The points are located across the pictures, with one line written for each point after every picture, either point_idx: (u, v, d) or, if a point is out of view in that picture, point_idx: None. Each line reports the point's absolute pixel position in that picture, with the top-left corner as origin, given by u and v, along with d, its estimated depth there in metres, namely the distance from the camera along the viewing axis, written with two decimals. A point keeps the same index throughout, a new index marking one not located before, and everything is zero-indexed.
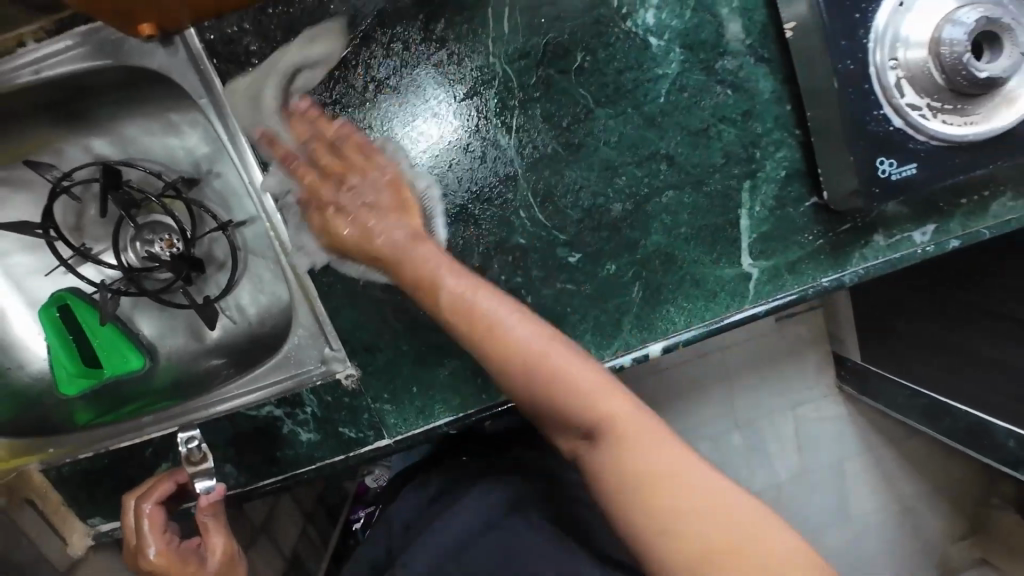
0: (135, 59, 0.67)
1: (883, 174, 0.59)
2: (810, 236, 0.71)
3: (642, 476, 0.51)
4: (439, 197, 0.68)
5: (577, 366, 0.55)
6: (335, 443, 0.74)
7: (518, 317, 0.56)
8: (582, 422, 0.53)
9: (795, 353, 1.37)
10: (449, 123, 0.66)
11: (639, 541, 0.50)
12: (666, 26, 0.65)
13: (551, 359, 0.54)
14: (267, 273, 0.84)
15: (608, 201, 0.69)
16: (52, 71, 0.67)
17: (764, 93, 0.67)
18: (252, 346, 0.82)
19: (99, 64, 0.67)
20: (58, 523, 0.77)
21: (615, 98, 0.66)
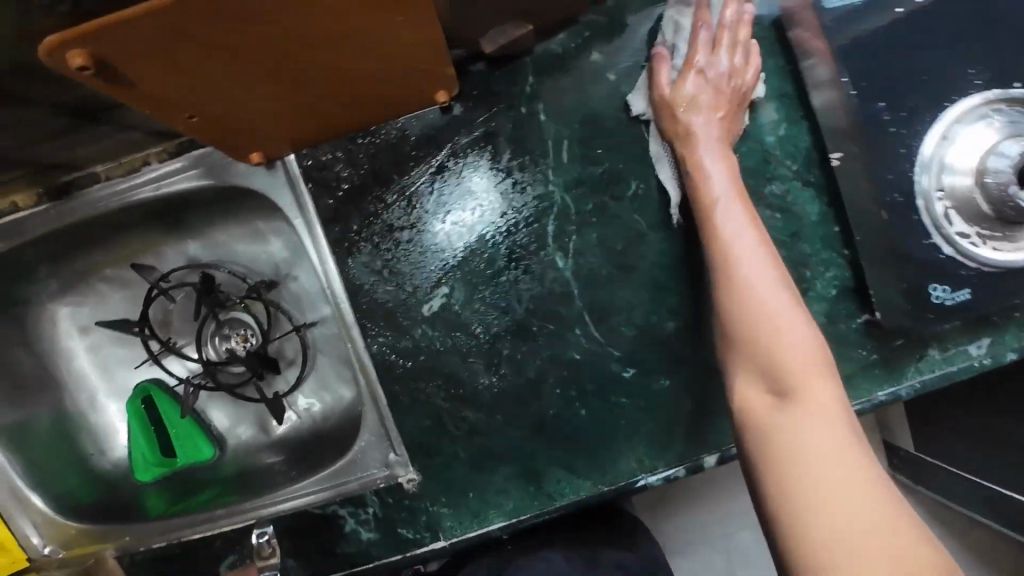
0: (238, 179, 0.75)
1: (937, 299, 0.62)
2: (864, 350, 0.72)
3: (810, 475, 0.44)
4: (499, 314, 0.72)
5: (798, 334, 0.51)
6: (392, 543, 0.76)
7: (779, 284, 0.53)
8: (771, 375, 0.50)
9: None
10: (512, 246, 0.71)
11: (783, 520, 0.45)
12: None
13: (790, 320, 0.51)
14: (332, 371, 0.88)
15: (661, 318, 0.71)
16: (169, 187, 0.76)
17: (812, 216, 0.69)
18: (316, 444, 0.87)
19: (207, 182, 0.75)
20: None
21: (667, 222, 0.70)
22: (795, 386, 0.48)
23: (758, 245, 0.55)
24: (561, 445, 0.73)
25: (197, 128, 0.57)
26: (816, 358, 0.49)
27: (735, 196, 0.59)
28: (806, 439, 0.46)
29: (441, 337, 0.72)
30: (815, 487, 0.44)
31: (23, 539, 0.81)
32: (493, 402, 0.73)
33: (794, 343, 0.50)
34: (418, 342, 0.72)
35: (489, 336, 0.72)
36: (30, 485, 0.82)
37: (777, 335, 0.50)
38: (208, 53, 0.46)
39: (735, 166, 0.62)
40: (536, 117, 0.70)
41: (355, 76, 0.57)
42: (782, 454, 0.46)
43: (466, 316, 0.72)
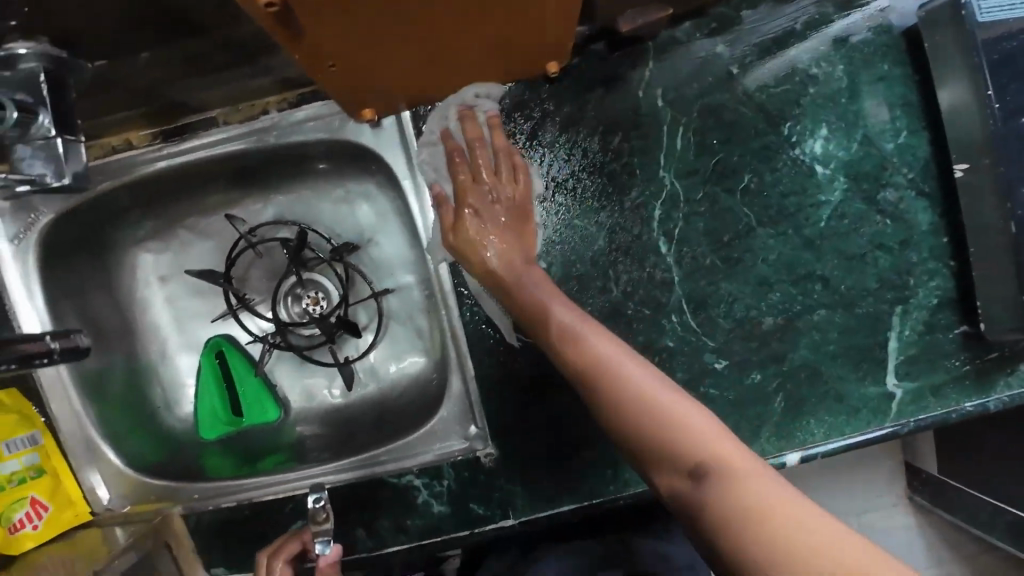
0: (350, 135, 0.74)
1: None
2: (956, 361, 0.73)
3: (740, 509, 0.46)
4: (595, 296, 0.71)
5: (694, 412, 0.53)
6: (463, 519, 0.75)
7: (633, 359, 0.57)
8: (678, 461, 0.51)
9: (873, 459, 1.31)
10: (616, 226, 0.70)
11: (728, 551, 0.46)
12: (834, 155, 0.68)
13: (681, 408, 0.53)
14: (406, 342, 0.88)
15: (760, 313, 0.71)
16: (278, 138, 0.75)
17: (922, 226, 0.69)
18: (378, 419, 0.86)
19: (319, 136, 0.74)
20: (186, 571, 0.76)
21: (778, 220, 0.69)
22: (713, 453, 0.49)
23: (582, 324, 0.61)
24: None
25: (331, 80, 0.54)
26: (714, 428, 0.51)
27: (572, 317, 0.62)
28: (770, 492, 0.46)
29: None
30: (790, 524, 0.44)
31: (89, 491, 0.79)
32: None
33: (697, 423, 0.52)
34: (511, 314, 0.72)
35: None
36: (101, 434, 0.80)
37: (672, 412, 0.53)
38: (384, 7, 0.43)
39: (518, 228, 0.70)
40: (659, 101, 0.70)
41: (495, 42, 0.55)
42: (761, 513, 0.45)
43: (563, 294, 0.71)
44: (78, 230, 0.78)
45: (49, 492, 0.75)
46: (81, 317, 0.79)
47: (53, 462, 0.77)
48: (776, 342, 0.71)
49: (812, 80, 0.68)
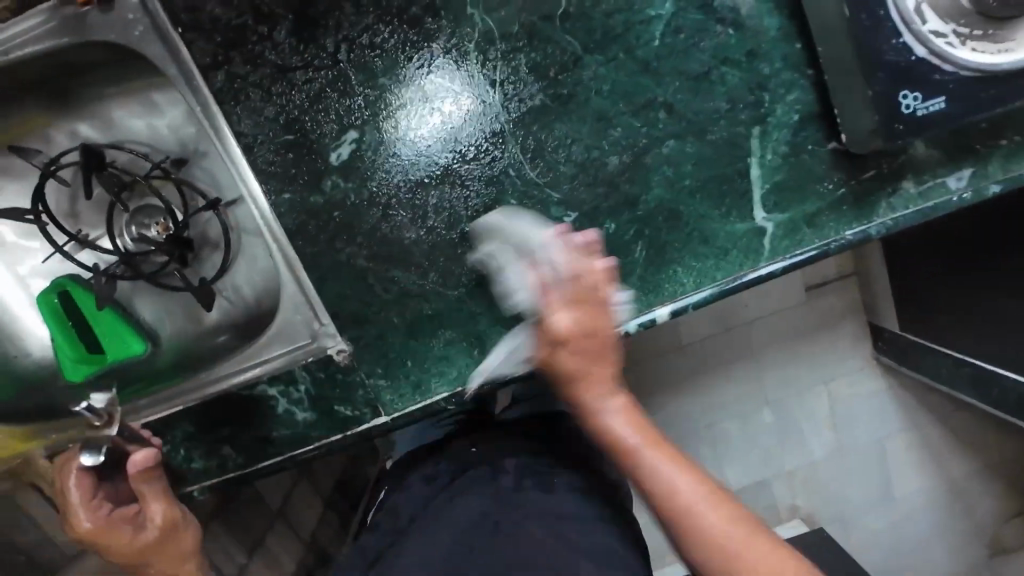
0: (99, 32, 0.65)
1: (907, 109, 0.55)
2: (830, 184, 0.65)
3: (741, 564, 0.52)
4: (414, 159, 0.64)
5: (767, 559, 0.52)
6: (331, 423, 0.71)
7: (726, 509, 0.54)
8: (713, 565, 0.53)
9: (825, 326, 1.25)
10: (424, 80, 0.63)
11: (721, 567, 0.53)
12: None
13: (711, 517, 0.54)
14: (262, 254, 0.82)
15: (603, 153, 0.64)
16: (20, 50, 0.65)
17: (771, 30, 0.62)
18: (245, 338, 0.81)
19: (64, 41, 0.65)
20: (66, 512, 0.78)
21: (605, 44, 0.62)
22: (643, 478, 0.57)
23: (631, 417, 0.61)
24: (501, 303, 0.67)
25: None
26: (702, 491, 0.55)
27: (636, 434, 0.59)
28: (671, 476, 0.56)
29: (356, 190, 0.65)
30: (739, 547, 0.53)
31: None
32: (425, 260, 0.67)
33: (712, 523, 0.53)
34: (331, 196, 0.65)
35: (410, 186, 0.65)
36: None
37: (679, 504, 0.54)
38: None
39: (600, 360, 0.62)
40: None
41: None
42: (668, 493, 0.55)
43: (380, 164, 0.64)
44: None
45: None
46: None
47: None
48: (626, 185, 0.65)
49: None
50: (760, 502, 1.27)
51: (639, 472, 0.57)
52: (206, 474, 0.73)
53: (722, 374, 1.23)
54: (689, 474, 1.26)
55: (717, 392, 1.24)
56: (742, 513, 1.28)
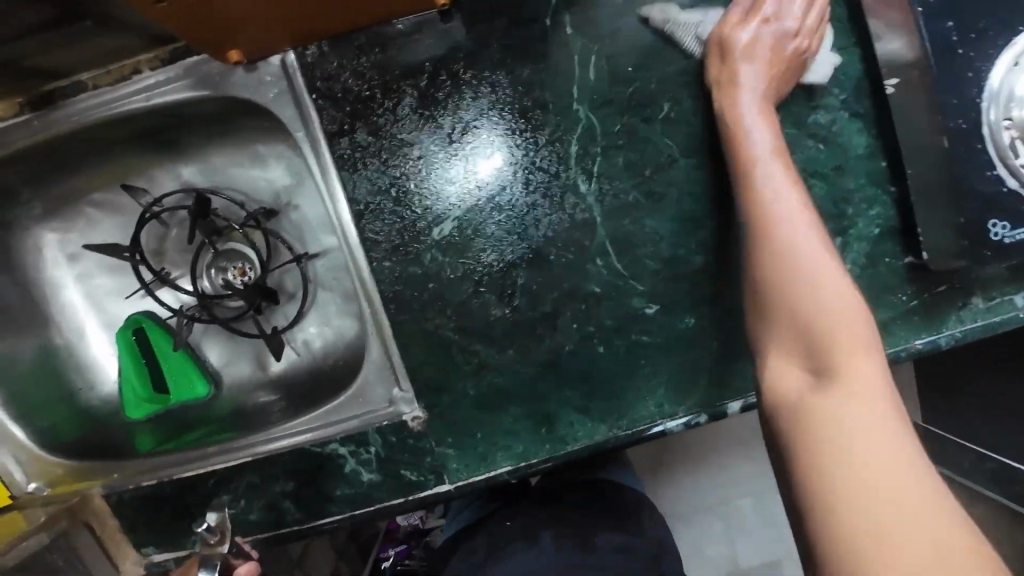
0: (238, 91, 0.69)
1: (995, 236, 0.58)
2: (903, 296, 0.68)
3: (845, 453, 0.43)
4: (510, 240, 0.67)
5: (908, 474, 0.42)
6: (395, 486, 0.72)
7: (868, 410, 0.45)
8: (810, 359, 0.50)
9: None
10: (528, 166, 0.66)
11: (808, 457, 0.45)
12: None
13: (853, 417, 0.45)
14: (337, 311, 0.84)
15: (689, 251, 0.66)
16: (159, 98, 0.70)
17: (857, 149, 0.65)
18: (312, 391, 0.82)
19: (204, 93, 0.69)
20: (111, 553, 0.77)
21: (701, 148, 0.66)
22: (849, 372, 0.48)
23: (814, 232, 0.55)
24: (575, 384, 0.69)
25: (169, 16, 0.50)
26: (863, 351, 0.49)
27: (796, 205, 0.56)
28: (885, 406, 0.46)
29: (452, 265, 0.67)
30: (848, 471, 0.43)
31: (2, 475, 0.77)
32: (507, 338, 0.68)
33: (836, 356, 0.49)
34: (428, 267, 0.67)
35: (502, 265, 0.67)
36: (13, 419, 0.78)
37: (816, 319, 0.51)
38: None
39: (774, 121, 0.61)
40: (570, 32, 0.65)
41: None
42: (806, 424, 0.47)
43: (475, 240, 0.67)
44: None
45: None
46: None
47: None
48: (708, 281, 0.67)
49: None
50: None
51: (791, 318, 0.52)
52: (265, 524, 0.74)
53: (743, 453, 1.22)
54: (703, 549, 1.25)
55: (738, 472, 1.23)
56: None
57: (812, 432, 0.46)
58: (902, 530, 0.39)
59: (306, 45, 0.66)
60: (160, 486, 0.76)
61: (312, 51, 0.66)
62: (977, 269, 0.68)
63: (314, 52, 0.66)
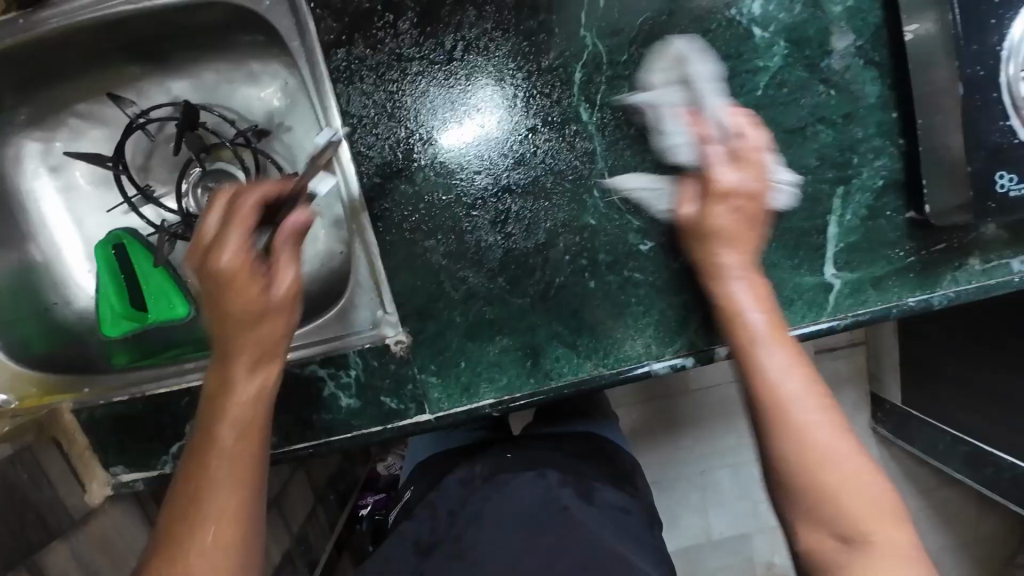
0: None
1: (1001, 188, 0.56)
2: (901, 251, 0.67)
3: (835, 470, 0.48)
4: (508, 166, 0.65)
5: (839, 452, 0.49)
6: (375, 414, 0.71)
7: (818, 403, 0.51)
8: (796, 494, 0.49)
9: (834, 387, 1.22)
10: (529, 90, 0.64)
11: (798, 469, 0.49)
12: (774, 16, 0.62)
13: (839, 446, 0.49)
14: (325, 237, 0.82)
15: (689, 190, 0.65)
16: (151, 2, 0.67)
17: (869, 98, 0.64)
18: None
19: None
20: (79, 472, 0.76)
21: (710, 86, 0.63)
22: (788, 400, 0.51)
23: (773, 329, 0.55)
24: (563, 318, 0.68)
25: None
26: (866, 476, 0.48)
27: (763, 319, 0.56)
28: (819, 438, 0.49)
29: (445, 187, 0.66)
30: (834, 479, 0.48)
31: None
32: (497, 266, 0.67)
33: (797, 386, 0.51)
34: (420, 187, 0.66)
35: (495, 189, 0.66)
36: None
37: (791, 418, 0.50)
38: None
39: (751, 243, 0.60)
40: None
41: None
42: (803, 454, 0.49)
43: (468, 163, 0.65)
44: None
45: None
46: None
47: None
48: None
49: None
50: (743, 553, 1.26)
51: (779, 435, 0.50)
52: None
53: (724, 422, 1.20)
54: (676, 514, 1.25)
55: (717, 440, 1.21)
56: (725, 564, 1.27)
57: (794, 454, 0.49)
58: (864, 506, 0.47)
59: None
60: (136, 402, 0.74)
61: None
62: (975, 226, 0.67)
63: None
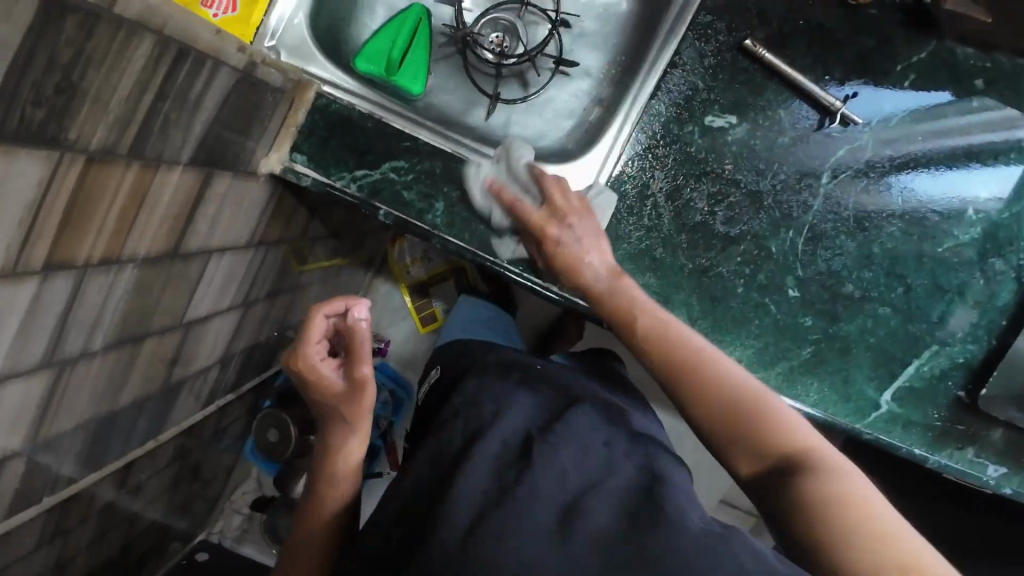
0: None
1: None
2: (935, 414, 0.86)
3: (833, 499, 0.51)
4: (752, 171, 0.80)
5: (791, 426, 0.59)
6: (519, 259, 0.81)
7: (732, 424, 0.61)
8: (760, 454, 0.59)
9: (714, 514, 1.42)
10: (805, 133, 0.80)
11: (831, 505, 0.51)
12: (987, 209, 0.83)
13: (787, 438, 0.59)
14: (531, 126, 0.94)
15: (849, 277, 0.82)
16: None
17: (997, 300, 0.84)
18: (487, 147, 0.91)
19: None
20: (277, 134, 0.81)
21: (915, 221, 0.82)
22: (739, 409, 0.61)
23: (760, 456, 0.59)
24: (701, 297, 0.81)
25: None
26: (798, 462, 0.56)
27: (604, 270, 0.76)
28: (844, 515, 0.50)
29: (701, 148, 0.80)
30: (851, 509, 0.50)
31: (261, 30, 0.83)
32: (689, 225, 0.80)
33: (677, 334, 0.68)
34: (681, 135, 0.80)
35: (731, 175, 0.80)
36: (307, 7, 0.85)
37: (767, 405, 0.61)
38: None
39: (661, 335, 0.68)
40: (898, 87, 0.81)
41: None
42: (847, 500, 0.51)
43: (728, 147, 0.80)
44: None
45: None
46: None
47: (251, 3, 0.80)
48: (840, 305, 0.83)
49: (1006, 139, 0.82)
50: None
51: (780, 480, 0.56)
52: (406, 207, 0.81)
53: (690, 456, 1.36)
54: None
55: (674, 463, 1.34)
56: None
57: (817, 510, 0.51)
58: (837, 512, 0.50)
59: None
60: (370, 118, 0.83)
61: None
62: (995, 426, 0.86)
63: None
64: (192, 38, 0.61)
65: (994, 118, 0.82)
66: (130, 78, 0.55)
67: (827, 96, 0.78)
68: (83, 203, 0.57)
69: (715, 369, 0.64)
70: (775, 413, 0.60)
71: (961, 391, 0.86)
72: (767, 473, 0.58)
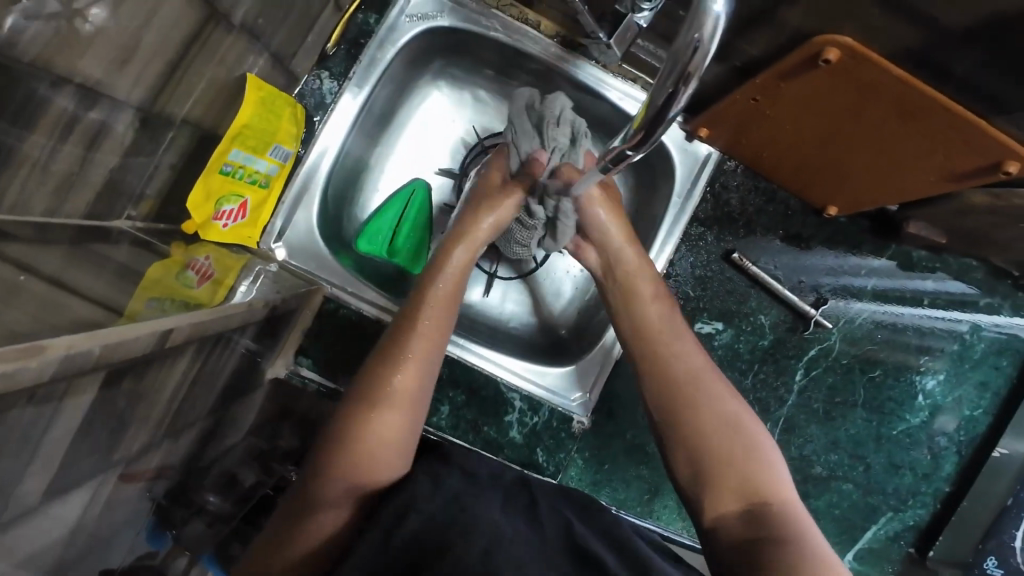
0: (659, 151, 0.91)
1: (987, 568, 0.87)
2: (889, 568, 0.94)
3: (762, 491, 0.63)
4: (735, 371, 0.88)
5: (741, 443, 0.67)
6: (523, 457, 0.86)
7: (751, 465, 0.65)
8: (737, 495, 0.64)
9: None
10: (781, 335, 0.89)
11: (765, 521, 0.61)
12: (934, 394, 0.93)
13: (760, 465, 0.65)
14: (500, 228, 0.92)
15: (818, 460, 0.91)
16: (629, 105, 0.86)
17: (943, 472, 0.94)
18: (485, 331, 0.94)
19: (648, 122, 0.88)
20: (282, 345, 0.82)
21: (875, 406, 0.92)
22: (709, 440, 0.68)
23: (736, 478, 0.65)
24: None
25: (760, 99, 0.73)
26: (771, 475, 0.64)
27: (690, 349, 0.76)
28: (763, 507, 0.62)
29: None
30: (765, 502, 0.62)
31: (269, 230, 0.83)
32: None
33: (695, 426, 0.69)
34: None
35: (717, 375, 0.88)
36: (317, 204, 0.86)
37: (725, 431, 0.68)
38: (829, 91, 0.67)
39: (713, 393, 0.71)
40: (862, 291, 0.91)
41: (843, 156, 0.76)
42: (750, 506, 0.63)
43: (716, 350, 0.88)
44: (437, 46, 0.90)
45: (255, 205, 0.80)
46: (380, 109, 0.91)
47: (259, 210, 0.81)
48: (811, 483, 0.91)
49: (952, 331, 0.92)
50: None
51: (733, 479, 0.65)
52: None
53: None
54: None
55: None
56: None
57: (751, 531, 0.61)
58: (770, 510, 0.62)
59: (733, 159, 0.89)
60: (380, 323, 0.85)
61: (728, 167, 0.90)
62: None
63: (731, 166, 0.89)
64: (229, 317, 0.60)
65: (943, 316, 0.92)
66: (167, 367, 0.54)
67: (802, 304, 0.87)
68: (117, 496, 0.54)
69: (717, 420, 0.69)
70: (729, 435, 0.68)
71: (911, 547, 0.94)
72: (736, 526, 0.63)
